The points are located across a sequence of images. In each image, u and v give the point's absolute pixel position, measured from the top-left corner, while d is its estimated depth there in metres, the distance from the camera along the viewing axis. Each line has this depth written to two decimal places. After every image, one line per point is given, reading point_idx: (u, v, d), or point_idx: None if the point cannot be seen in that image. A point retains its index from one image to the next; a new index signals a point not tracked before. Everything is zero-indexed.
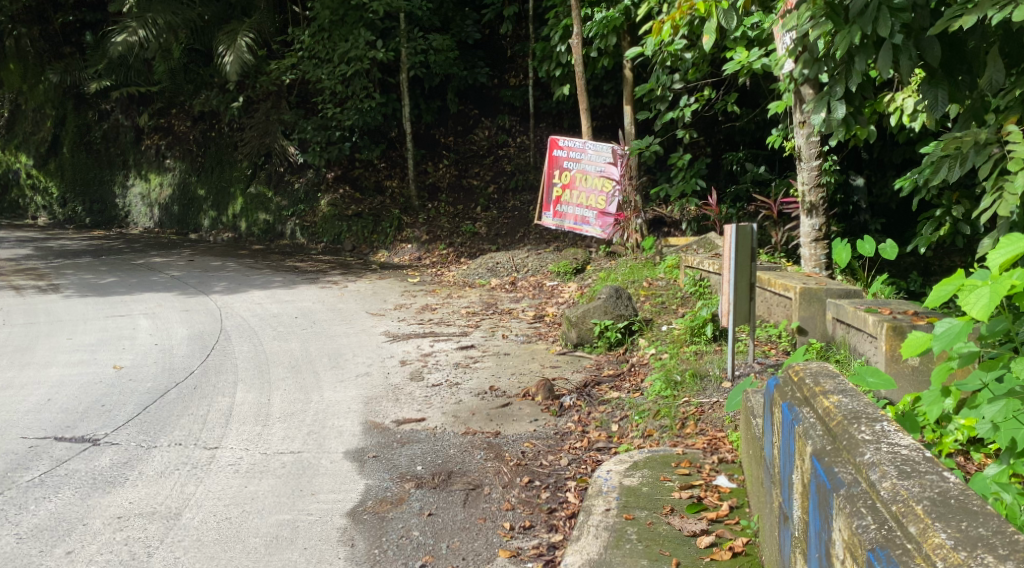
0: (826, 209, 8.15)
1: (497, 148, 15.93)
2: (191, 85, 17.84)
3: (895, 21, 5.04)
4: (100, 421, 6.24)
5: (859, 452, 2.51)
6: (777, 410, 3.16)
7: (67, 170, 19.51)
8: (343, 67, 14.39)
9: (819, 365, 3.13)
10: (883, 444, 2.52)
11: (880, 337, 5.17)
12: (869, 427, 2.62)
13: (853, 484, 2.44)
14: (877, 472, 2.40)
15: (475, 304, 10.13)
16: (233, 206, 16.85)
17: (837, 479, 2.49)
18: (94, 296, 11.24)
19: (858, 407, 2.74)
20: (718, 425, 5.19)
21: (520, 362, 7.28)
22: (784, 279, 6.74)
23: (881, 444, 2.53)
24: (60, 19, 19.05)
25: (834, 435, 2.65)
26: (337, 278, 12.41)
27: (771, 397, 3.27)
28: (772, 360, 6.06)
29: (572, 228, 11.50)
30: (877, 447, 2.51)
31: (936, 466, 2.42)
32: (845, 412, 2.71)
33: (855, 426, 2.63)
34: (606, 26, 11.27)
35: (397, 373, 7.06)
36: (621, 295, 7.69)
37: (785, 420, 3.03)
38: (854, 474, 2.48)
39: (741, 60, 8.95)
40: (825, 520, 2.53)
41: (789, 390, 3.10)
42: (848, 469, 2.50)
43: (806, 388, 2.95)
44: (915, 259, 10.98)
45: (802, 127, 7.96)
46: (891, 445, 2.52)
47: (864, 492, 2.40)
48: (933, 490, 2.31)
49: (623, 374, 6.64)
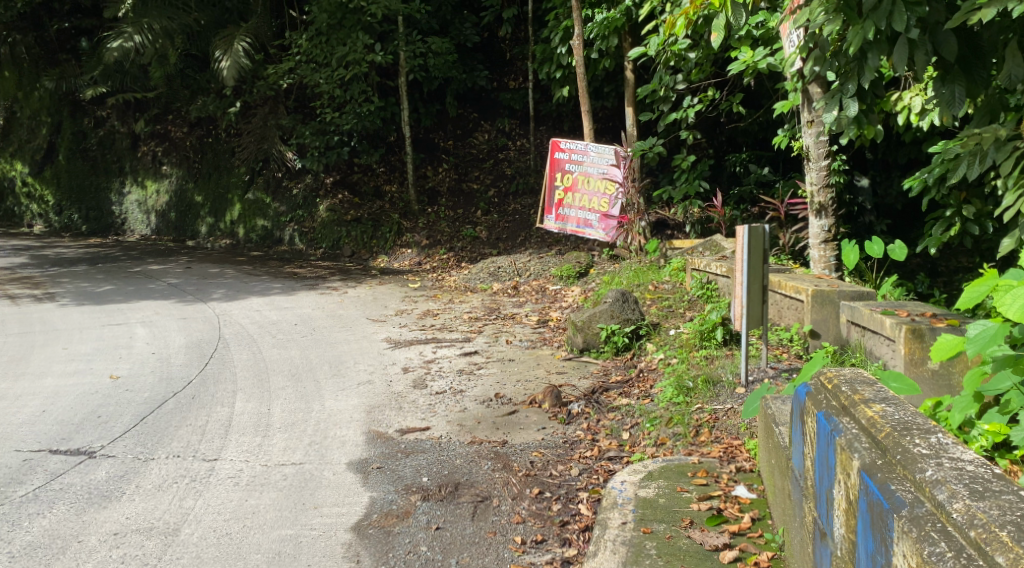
0: (835, 210, 8.00)
1: (497, 151, 15.80)
2: (187, 91, 17.55)
3: (911, 15, 4.92)
4: (96, 433, 6.09)
5: (920, 469, 2.38)
6: (810, 420, 3.02)
7: (63, 179, 19.34)
8: (341, 71, 14.25)
9: (853, 372, 3.01)
10: (946, 460, 2.40)
11: (899, 340, 5.05)
12: (924, 441, 2.50)
13: (916, 504, 2.30)
14: (944, 492, 2.27)
15: (476, 309, 9.97)
16: (231, 212, 16.74)
17: (896, 499, 2.35)
18: (90, 304, 11.10)
19: (906, 419, 2.62)
20: (734, 433, 5.06)
21: (525, 369, 7.12)
22: (795, 281, 6.60)
23: (942, 459, 2.41)
24: (57, 26, 18.91)
25: (884, 448, 2.53)
26: (337, 284, 12.27)
27: (801, 405, 3.13)
28: (785, 365, 5.93)
29: (574, 231, 11.35)
30: (939, 462, 2.39)
31: (1007, 485, 2.29)
32: (895, 424, 2.59)
33: (909, 439, 2.51)
34: (607, 27, 11.15)
35: (400, 381, 6.90)
36: (627, 299, 7.53)
37: (821, 431, 2.88)
38: (915, 493, 2.34)
39: (745, 61, 8.97)
40: (882, 543, 2.39)
41: (823, 399, 2.96)
42: (907, 487, 2.37)
43: (844, 396, 2.82)
44: (922, 260, 10.82)
45: (810, 126, 7.82)
46: (954, 460, 2.40)
47: (930, 513, 2.26)
48: (1013, 513, 2.17)
49: (632, 380, 6.49)
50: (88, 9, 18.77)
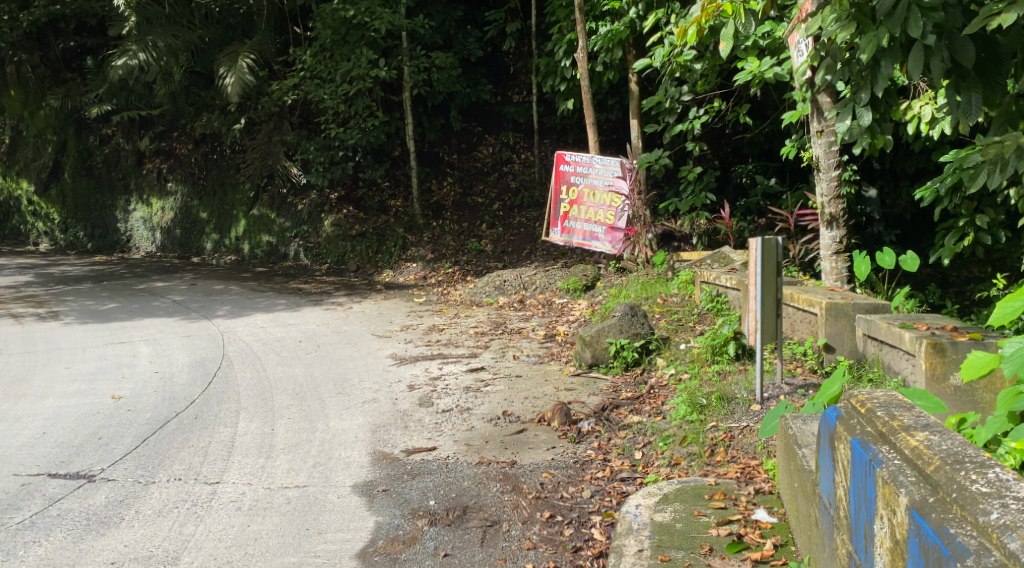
0: (846, 221, 7.84)
1: (501, 165, 15.72)
2: (192, 109, 17.44)
3: (927, 21, 4.83)
4: (97, 455, 5.97)
5: (982, 511, 2.23)
6: (841, 446, 2.94)
7: (68, 196, 19.30)
8: (346, 87, 14.20)
9: (885, 395, 2.95)
10: (1008, 499, 2.26)
11: (919, 354, 4.99)
12: (981, 476, 2.37)
13: (982, 551, 2.15)
14: (1015, 539, 2.12)
15: (483, 323, 9.84)
16: (236, 228, 16.68)
17: (957, 545, 2.20)
18: (93, 322, 11.00)
19: (957, 450, 2.50)
20: (750, 452, 4.93)
21: (533, 385, 6.97)
22: (808, 293, 6.45)
23: (1004, 499, 2.27)
24: (62, 45, 18.91)
25: (935, 483, 2.41)
26: (341, 300, 12.16)
27: (831, 429, 3.08)
28: (801, 381, 5.80)
29: (580, 244, 11.22)
30: (1001, 503, 2.25)
31: None
32: (947, 456, 2.47)
33: (963, 474, 2.39)
34: (611, 39, 11.06)
35: (405, 399, 6.76)
36: (636, 313, 7.41)
37: (855, 457, 2.80)
38: (978, 538, 2.20)
39: (752, 70, 8.79)
40: None
41: (855, 423, 2.89)
42: (969, 532, 2.22)
43: (880, 423, 2.75)
44: (933, 270, 10.68)
45: (820, 136, 7.66)
46: (1016, 500, 2.26)
47: (1000, 562, 2.11)
48: None
49: (643, 396, 6.34)
50: (93, 28, 18.75)
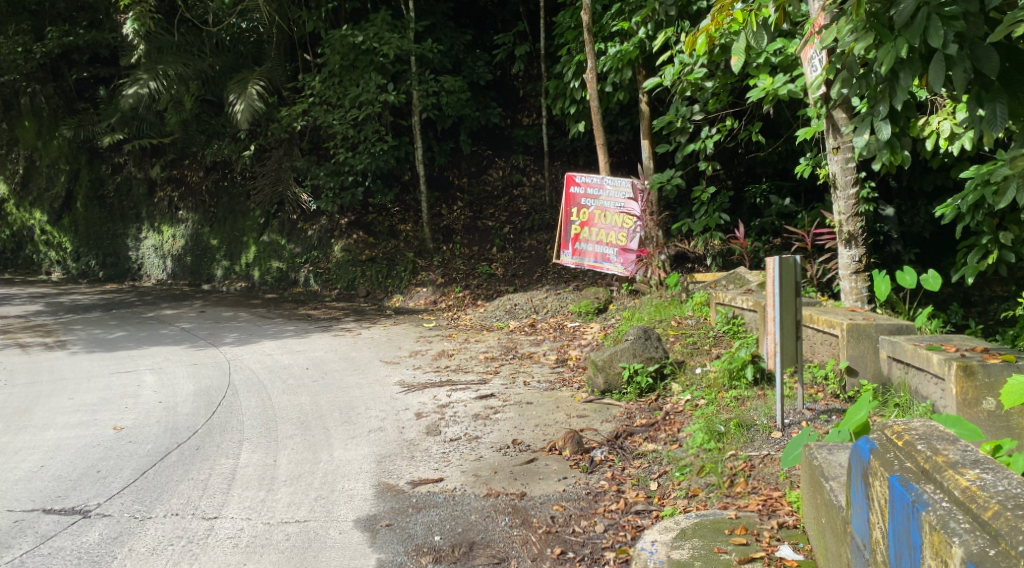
0: (865, 239, 7.59)
1: (512, 188, 15.58)
2: (203, 136, 17.35)
3: (947, 30, 4.67)
4: (94, 489, 5.78)
5: None
6: (879, 483, 2.79)
7: (81, 226, 19.26)
8: (355, 112, 14.10)
9: (925, 425, 2.83)
10: None
11: (949, 378, 4.80)
12: None
13: None
14: None
15: (493, 348, 9.64)
16: (247, 254, 16.56)
17: None
18: (101, 351, 10.85)
19: (1016, 494, 2.39)
20: (773, 483, 4.70)
21: (544, 412, 6.74)
22: (828, 315, 6.23)
23: None
24: (75, 75, 18.93)
25: (995, 533, 2.30)
26: (351, 325, 11.99)
27: (865, 463, 2.92)
28: (823, 406, 5.57)
29: (592, 267, 11.01)
30: None
31: None
32: (1011, 505, 2.34)
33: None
34: (620, 60, 10.90)
35: (413, 428, 6.55)
36: (650, 336, 7.19)
37: (896, 496, 2.65)
38: None
39: (765, 88, 8.62)
40: None
41: (894, 458, 2.76)
42: None
43: (924, 459, 2.63)
44: (955, 290, 10.40)
45: (836, 153, 7.46)
46: None
47: None
48: None
49: (658, 423, 6.09)
50: (106, 58, 18.77)
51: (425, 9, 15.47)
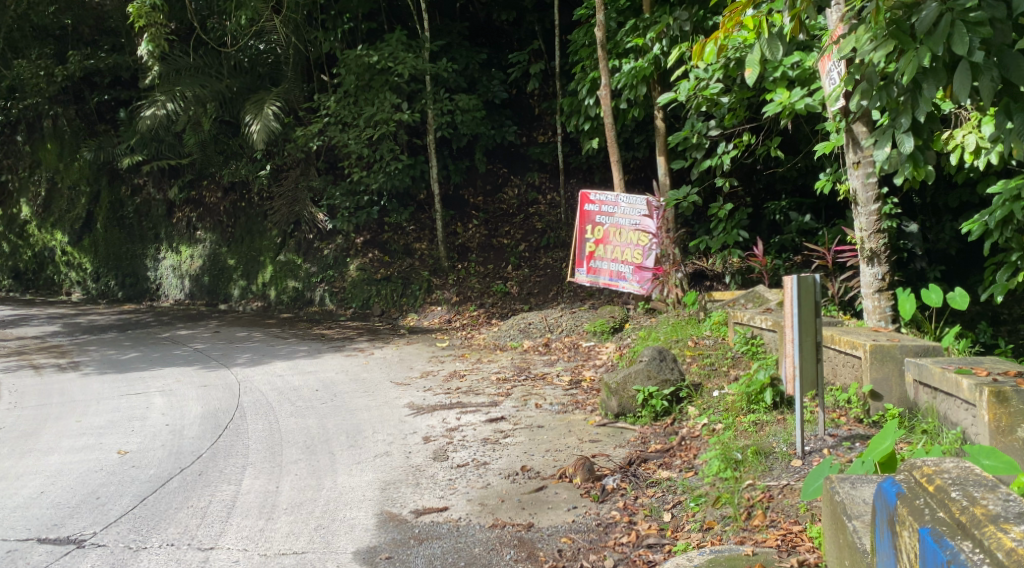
0: (888, 257, 7.32)
1: (527, 206, 15.41)
2: (221, 156, 17.26)
3: (973, 36, 4.47)
4: (91, 516, 5.56)
5: None
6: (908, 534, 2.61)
7: (100, 246, 19.15)
8: (370, 131, 13.97)
9: (958, 471, 2.66)
10: None
11: (980, 405, 4.56)
12: None
13: None
14: None
15: (506, 369, 9.42)
16: (263, 274, 16.42)
17: None
18: (112, 372, 10.70)
19: None
20: (792, 516, 4.46)
21: (556, 437, 6.52)
22: (850, 335, 5.98)
23: None
24: (96, 98, 18.97)
25: None
26: (364, 345, 11.82)
27: (891, 509, 2.73)
28: (846, 433, 5.33)
29: (607, 285, 10.79)
30: None
31: None
32: None
33: None
34: (635, 76, 10.72)
35: (420, 453, 6.33)
36: (665, 358, 6.96)
37: (928, 551, 2.47)
38: None
39: (781, 102, 8.33)
40: None
41: (926, 506, 2.58)
42: None
43: (962, 511, 2.46)
44: (983, 308, 10.09)
45: (857, 168, 7.20)
46: None
47: None
48: None
49: (673, 449, 5.87)
50: (126, 81, 18.79)
51: (441, 29, 15.42)
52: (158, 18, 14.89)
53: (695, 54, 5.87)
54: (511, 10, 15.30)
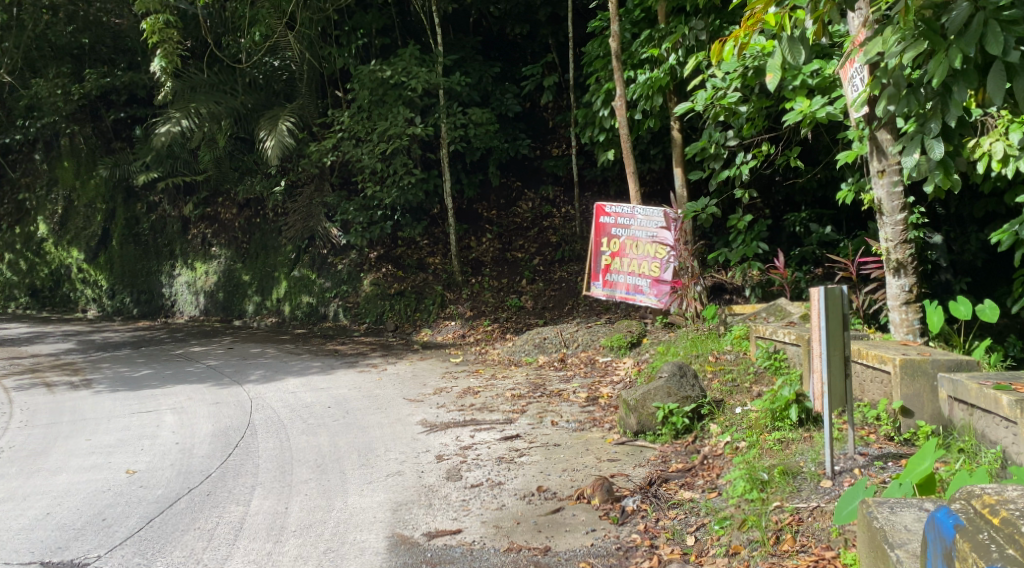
0: (915, 268, 7.09)
1: (542, 220, 15.26)
2: (236, 172, 17.17)
3: (1009, 35, 4.34)
4: (96, 539, 5.39)
5: None
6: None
7: (116, 263, 19.04)
8: (383, 145, 13.83)
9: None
10: None
11: (1020, 422, 4.43)
12: None
13: None
14: None
15: (521, 385, 9.22)
16: (277, 289, 16.29)
17: None
18: (124, 389, 10.54)
19: None
20: (824, 540, 4.34)
21: (572, 455, 6.32)
22: (878, 349, 5.77)
23: None
24: (112, 116, 18.96)
25: None
26: (377, 361, 11.67)
27: (947, 542, 2.80)
28: (877, 451, 5.16)
29: (624, 299, 10.59)
30: None
31: None
32: None
33: None
34: (650, 87, 10.53)
35: (433, 472, 6.14)
36: (685, 374, 6.76)
37: None
38: None
39: (802, 110, 8.11)
40: None
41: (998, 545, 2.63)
42: None
43: None
44: (1010, 320, 9.83)
45: (881, 176, 6.98)
46: None
47: None
48: None
49: (695, 469, 5.67)
50: (142, 98, 18.76)
51: (454, 43, 15.32)
52: (172, 34, 14.63)
53: (713, 56, 5.65)
54: (524, 23, 15.17)
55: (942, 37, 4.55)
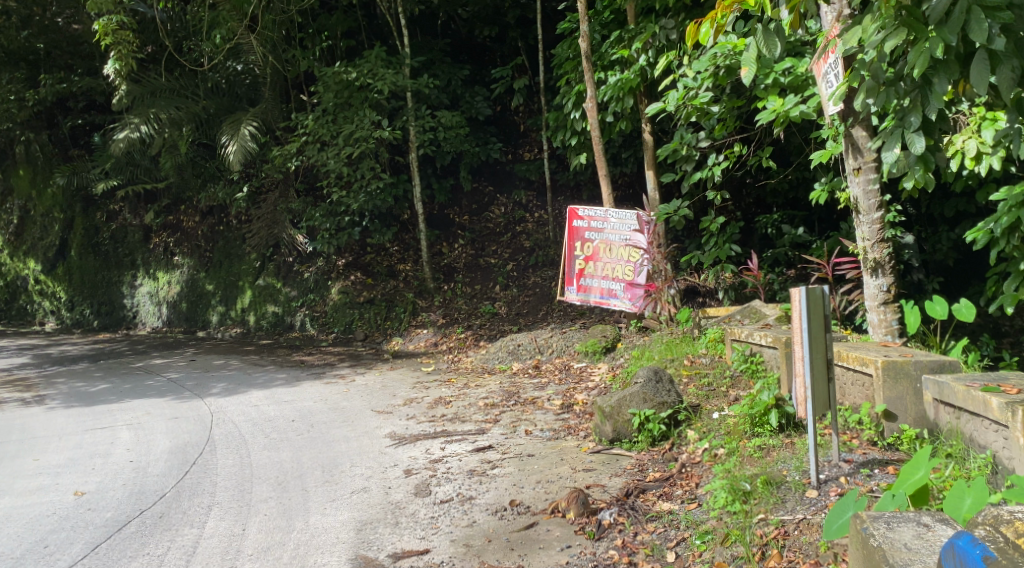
0: (893, 267, 6.93)
1: (514, 225, 15.05)
2: (199, 179, 16.74)
3: (992, 23, 4.16)
4: None
5: None
6: None
7: (75, 275, 18.60)
8: (349, 149, 13.52)
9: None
10: None
11: (1012, 425, 4.37)
12: None
13: None
14: None
15: (493, 394, 8.96)
16: (242, 299, 15.91)
17: None
18: (79, 405, 10.13)
19: None
20: (813, 555, 4.19)
21: (546, 466, 6.08)
22: (859, 351, 5.60)
23: None
24: (70, 123, 18.13)
25: None
26: (345, 372, 11.35)
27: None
28: (862, 457, 5.00)
29: (598, 303, 10.38)
30: None
31: None
32: None
33: None
34: (621, 88, 10.32)
35: (400, 488, 5.87)
36: (661, 378, 6.54)
37: None
38: None
39: (775, 109, 7.94)
40: None
41: None
42: None
43: None
44: (983, 319, 9.77)
45: (857, 174, 6.83)
46: None
47: None
48: None
49: (673, 478, 5.46)
50: (102, 105, 18.10)
51: (422, 46, 15.05)
52: (127, 36, 14.24)
53: (688, 39, 5.45)
54: (493, 26, 14.92)
55: (924, 25, 4.37)
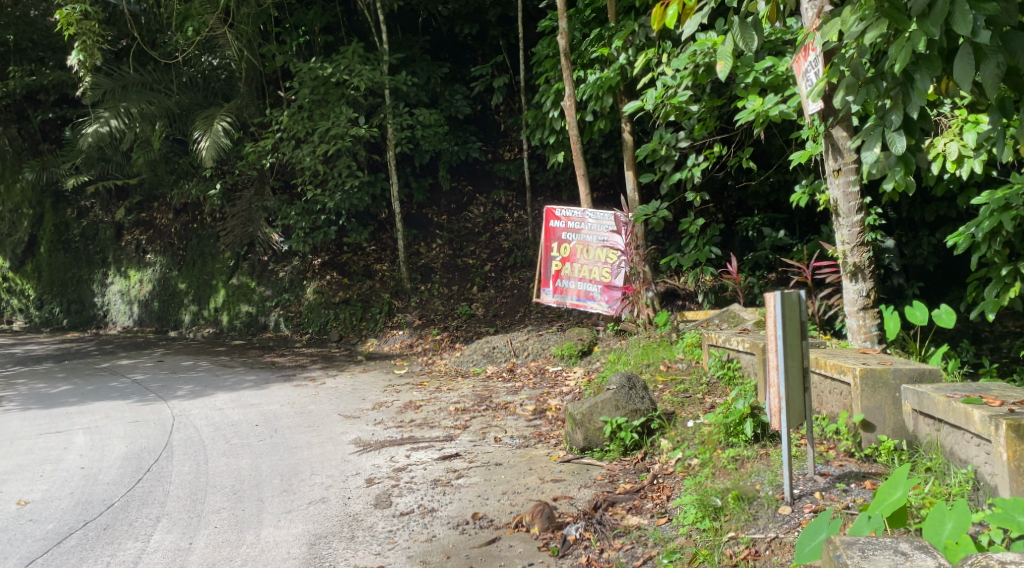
0: (872, 272, 6.74)
1: (493, 225, 14.83)
2: (172, 176, 16.39)
3: (978, 15, 3.97)
4: None
5: None
6: None
7: (44, 272, 18.28)
8: (324, 146, 13.23)
9: None
10: None
11: (994, 440, 4.17)
12: None
13: None
14: None
15: (466, 398, 8.72)
16: (215, 298, 15.59)
17: None
18: (36, 408, 9.79)
19: None
20: None
21: (514, 476, 5.85)
22: (837, 358, 5.39)
23: None
24: (40, 117, 17.64)
25: None
26: (316, 374, 11.08)
27: None
28: (838, 470, 4.80)
29: (574, 305, 10.15)
30: None
31: None
32: None
33: None
34: (600, 87, 10.09)
35: (360, 498, 5.63)
36: (634, 384, 6.30)
37: None
38: None
39: (754, 109, 7.71)
40: None
41: None
42: None
43: None
44: (964, 325, 9.62)
45: (837, 176, 6.63)
46: None
47: None
48: None
49: (644, 490, 5.24)
50: (74, 99, 17.66)
51: (401, 43, 14.74)
52: (92, 26, 13.83)
53: (655, 22, 5.11)
54: (474, 23, 14.64)
55: (906, 17, 4.19)
